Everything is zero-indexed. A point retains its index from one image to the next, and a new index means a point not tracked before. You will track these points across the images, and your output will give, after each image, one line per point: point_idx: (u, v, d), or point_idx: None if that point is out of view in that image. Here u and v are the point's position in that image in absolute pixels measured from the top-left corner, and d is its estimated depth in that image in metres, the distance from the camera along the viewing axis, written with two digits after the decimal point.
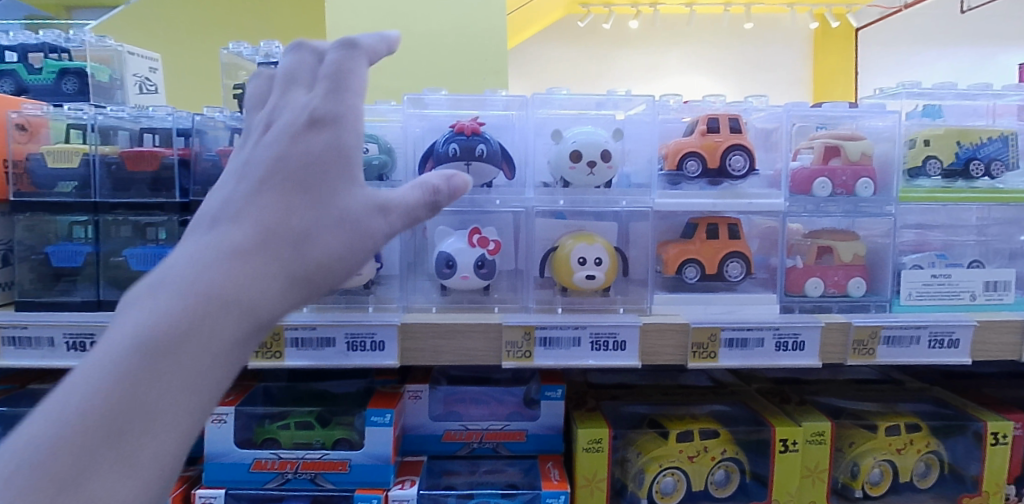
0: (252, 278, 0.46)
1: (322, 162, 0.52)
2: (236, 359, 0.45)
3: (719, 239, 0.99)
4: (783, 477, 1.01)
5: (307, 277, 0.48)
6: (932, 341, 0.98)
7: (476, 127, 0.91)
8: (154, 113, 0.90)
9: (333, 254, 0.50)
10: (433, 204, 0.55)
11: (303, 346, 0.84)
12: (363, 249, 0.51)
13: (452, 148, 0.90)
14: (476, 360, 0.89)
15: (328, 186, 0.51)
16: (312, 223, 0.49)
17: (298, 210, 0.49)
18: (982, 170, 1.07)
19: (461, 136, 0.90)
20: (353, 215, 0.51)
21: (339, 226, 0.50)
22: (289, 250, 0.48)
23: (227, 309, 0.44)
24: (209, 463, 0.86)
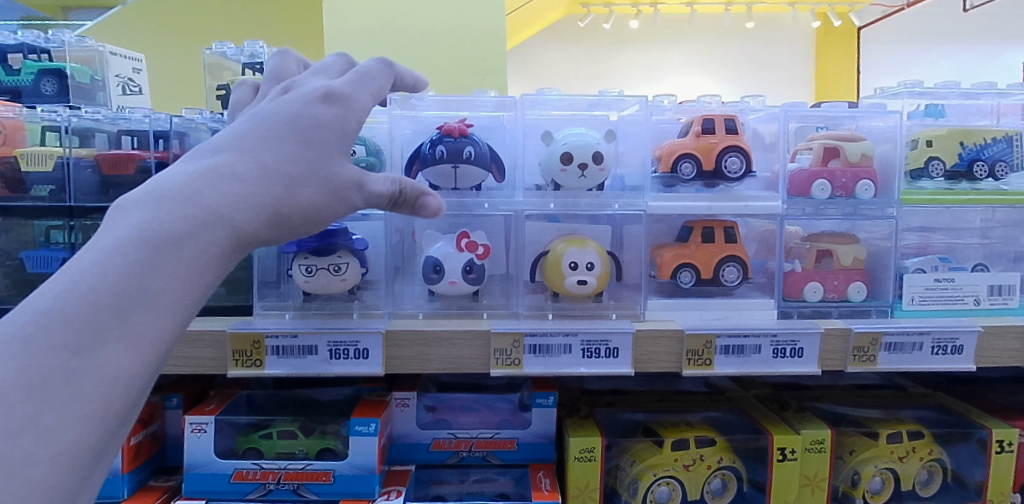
0: (253, 200, 0.51)
1: (328, 126, 0.59)
2: (217, 275, 0.50)
3: (715, 242, 0.97)
4: (781, 487, 0.98)
5: (297, 210, 0.55)
6: (935, 347, 0.95)
7: (464, 129, 0.89)
8: (130, 114, 0.89)
9: (319, 199, 0.57)
10: (407, 201, 0.65)
11: (284, 354, 0.82)
12: (340, 209, 0.59)
13: (439, 150, 0.87)
14: (464, 368, 0.86)
15: (327, 147, 0.58)
16: (308, 171, 0.56)
17: (300, 159, 0.56)
18: (986, 171, 1.05)
19: (448, 138, 0.88)
20: (343, 179, 0.59)
21: (330, 183, 0.57)
22: (285, 187, 0.54)
23: (225, 223, 0.49)
24: (189, 474, 0.84)
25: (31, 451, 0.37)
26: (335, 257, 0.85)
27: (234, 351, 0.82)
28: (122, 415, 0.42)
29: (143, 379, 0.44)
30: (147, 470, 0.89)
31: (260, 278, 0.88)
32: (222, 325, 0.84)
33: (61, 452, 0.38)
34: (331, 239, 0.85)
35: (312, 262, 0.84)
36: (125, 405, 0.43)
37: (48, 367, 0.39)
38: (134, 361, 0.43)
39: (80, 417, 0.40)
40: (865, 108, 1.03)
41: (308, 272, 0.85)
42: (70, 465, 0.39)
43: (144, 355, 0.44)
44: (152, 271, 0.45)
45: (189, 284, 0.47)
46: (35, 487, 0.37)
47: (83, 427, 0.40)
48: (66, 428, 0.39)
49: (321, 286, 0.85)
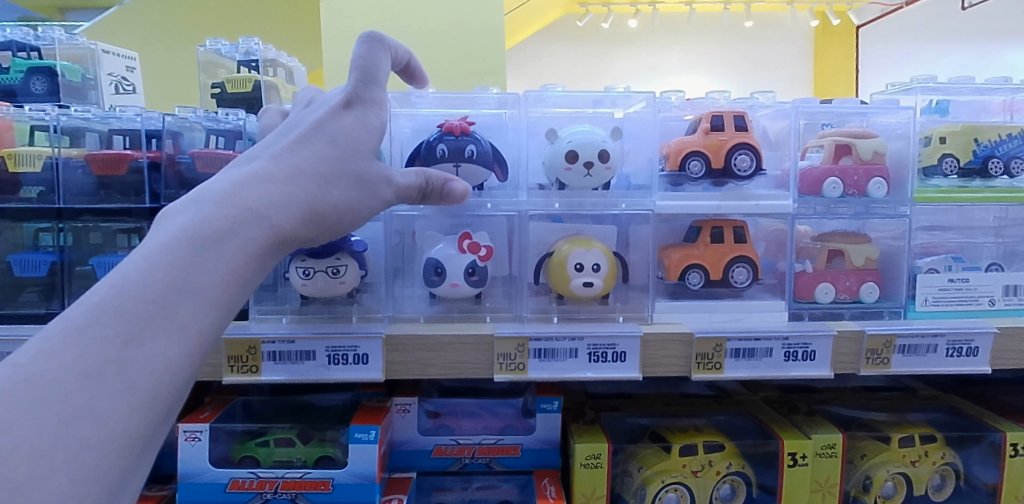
0: (287, 200, 0.55)
1: (353, 131, 0.62)
2: (257, 273, 0.53)
3: (724, 243, 0.94)
4: (792, 493, 0.95)
5: (328, 211, 0.58)
6: (950, 349, 0.93)
7: (466, 126, 0.86)
8: (122, 113, 0.85)
9: (349, 199, 0.60)
10: (432, 193, 0.69)
11: (281, 360, 0.79)
12: (368, 208, 0.63)
13: (440, 149, 0.85)
14: (467, 373, 0.84)
15: (354, 150, 0.61)
16: (336, 173, 0.59)
17: (329, 161, 0.59)
18: (1001, 168, 1.02)
19: (450, 136, 0.85)
20: (370, 179, 0.62)
21: (358, 184, 0.61)
22: (317, 186, 0.57)
23: (262, 221, 0.52)
24: (184, 483, 0.81)
25: (86, 436, 0.40)
26: (334, 259, 0.82)
27: (228, 357, 0.79)
28: (168, 404, 0.45)
29: (189, 369, 0.47)
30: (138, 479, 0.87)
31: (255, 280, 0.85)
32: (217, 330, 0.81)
33: (115, 436, 0.41)
34: (329, 240, 0.82)
35: (309, 264, 0.82)
36: (173, 393, 0.46)
37: (102, 357, 0.42)
38: (180, 351, 0.46)
39: (130, 404, 0.42)
40: (877, 103, 1.00)
41: (306, 275, 0.82)
42: (121, 449, 0.42)
43: (190, 344, 0.46)
44: (196, 267, 0.48)
45: (231, 279, 0.50)
46: (90, 470, 0.40)
47: (132, 414, 0.42)
48: (117, 414, 0.42)
49: (319, 290, 0.83)
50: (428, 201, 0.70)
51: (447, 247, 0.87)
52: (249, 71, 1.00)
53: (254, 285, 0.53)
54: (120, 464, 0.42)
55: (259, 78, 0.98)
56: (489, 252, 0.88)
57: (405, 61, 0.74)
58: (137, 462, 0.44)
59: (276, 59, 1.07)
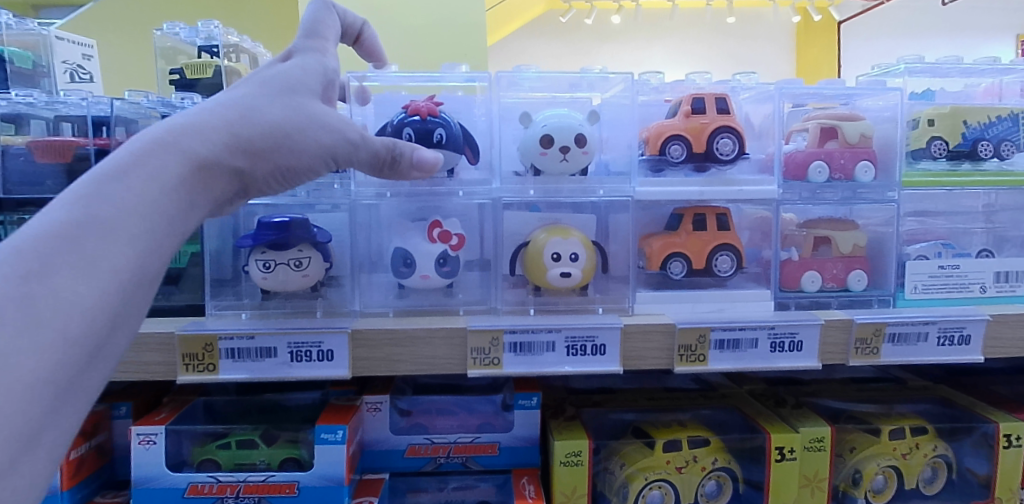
0: (207, 129, 0.51)
1: (286, 71, 0.59)
2: (185, 204, 0.49)
3: (707, 230, 0.91)
4: (780, 488, 0.92)
5: (262, 138, 0.53)
6: (941, 338, 0.90)
7: (434, 108, 0.82)
8: (67, 97, 0.81)
9: (288, 124, 0.56)
10: (401, 155, 0.65)
11: (240, 357, 0.75)
12: (317, 142, 0.57)
13: (406, 133, 0.80)
14: (439, 369, 0.80)
15: (285, 82, 0.58)
16: (265, 105, 0.55)
17: (254, 94, 0.56)
18: (991, 150, 0.99)
19: (416, 119, 0.81)
20: (310, 107, 0.58)
21: (294, 114, 0.56)
22: (245, 112, 0.54)
23: (175, 151, 0.49)
24: (139, 489, 0.77)
25: None
26: (295, 252, 0.79)
27: (183, 355, 0.75)
28: (83, 344, 0.42)
29: (105, 305, 0.43)
30: (92, 486, 0.83)
31: (213, 274, 0.82)
32: (171, 327, 0.77)
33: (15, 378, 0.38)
34: (289, 232, 0.78)
35: (269, 256, 0.78)
36: (96, 330, 0.43)
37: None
38: (89, 286, 0.42)
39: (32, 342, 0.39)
40: (864, 85, 0.97)
41: (265, 267, 0.79)
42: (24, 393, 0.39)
43: (102, 278, 0.43)
44: (101, 199, 0.45)
45: (146, 210, 0.46)
46: None
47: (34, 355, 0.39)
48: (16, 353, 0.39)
49: (281, 283, 0.79)
50: (401, 172, 0.66)
51: (416, 236, 0.83)
52: (210, 56, 0.96)
53: (188, 220, 0.50)
54: (30, 409, 0.39)
55: (219, 63, 0.94)
56: (461, 241, 0.84)
57: (356, 25, 0.76)
58: (57, 407, 0.41)
59: (239, 44, 1.03)
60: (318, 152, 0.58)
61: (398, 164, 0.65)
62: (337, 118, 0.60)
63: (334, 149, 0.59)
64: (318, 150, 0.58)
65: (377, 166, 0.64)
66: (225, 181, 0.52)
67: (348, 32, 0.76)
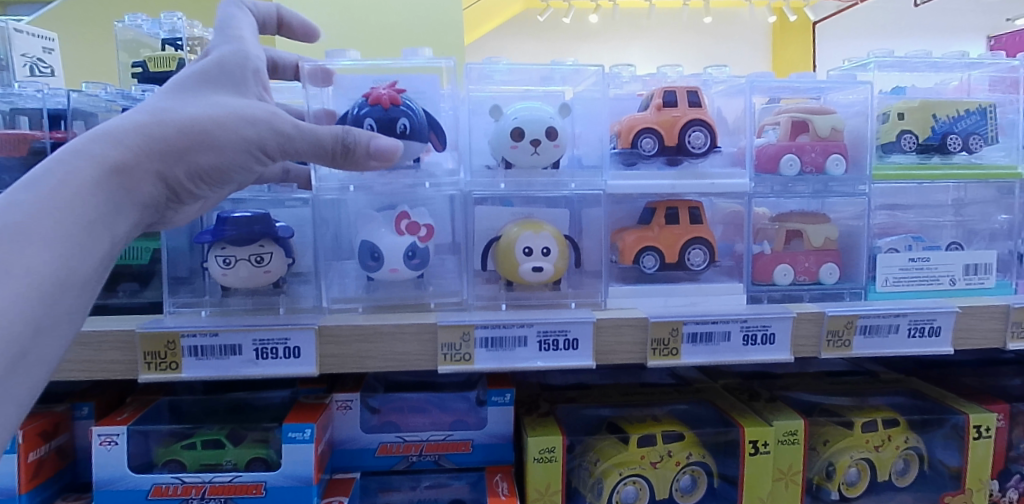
0: (120, 131, 0.54)
1: (206, 70, 0.61)
2: (105, 204, 0.53)
3: (680, 224, 0.90)
4: (754, 482, 0.92)
5: (176, 135, 0.56)
6: (911, 330, 0.90)
7: (395, 96, 0.79)
8: (22, 89, 0.79)
9: (204, 118, 0.57)
10: (348, 145, 0.63)
11: (204, 355, 0.74)
12: (239, 133, 0.59)
13: (367, 123, 0.78)
14: (409, 365, 0.79)
15: (199, 81, 0.60)
16: (179, 104, 0.58)
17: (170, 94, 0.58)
18: (959, 144, 1.00)
19: (378, 109, 0.78)
20: (227, 100, 0.60)
21: (209, 109, 0.58)
22: (155, 114, 0.56)
23: (87, 155, 0.52)
24: (100, 491, 0.75)
25: None
26: (255, 247, 0.77)
27: (145, 353, 0.73)
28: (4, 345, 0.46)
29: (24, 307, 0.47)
30: (53, 489, 0.80)
31: (168, 272, 0.80)
32: (132, 325, 0.75)
33: None
34: (251, 227, 0.77)
35: (230, 252, 0.77)
36: (17, 334, 0.47)
37: None
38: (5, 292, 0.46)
39: None
40: (834, 79, 0.98)
41: (226, 263, 0.77)
42: None
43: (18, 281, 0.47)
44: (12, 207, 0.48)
45: (63, 211, 0.50)
46: None
47: None
48: None
49: (241, 279, 0.77)
50: (356, 162, 0.65)
51: (382, 228, 0.81)
52: (175, 49, 0.94)
53: (106, 221, 0.53)
54: None
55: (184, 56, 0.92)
56: (428, 233, 0.83)
57: (272, 15, 0.76)
58: None
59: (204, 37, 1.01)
60: (241, 143, 0.59)
61: (345, 155, 0.64)
62: (261, 109, 0.60)
63: (261, 139, 0.60)
64: (241, 141, 0.59)
65: (323, 158, 0.64)
66: (145, 179, 0.55)
67: (264, 23, 0.76)
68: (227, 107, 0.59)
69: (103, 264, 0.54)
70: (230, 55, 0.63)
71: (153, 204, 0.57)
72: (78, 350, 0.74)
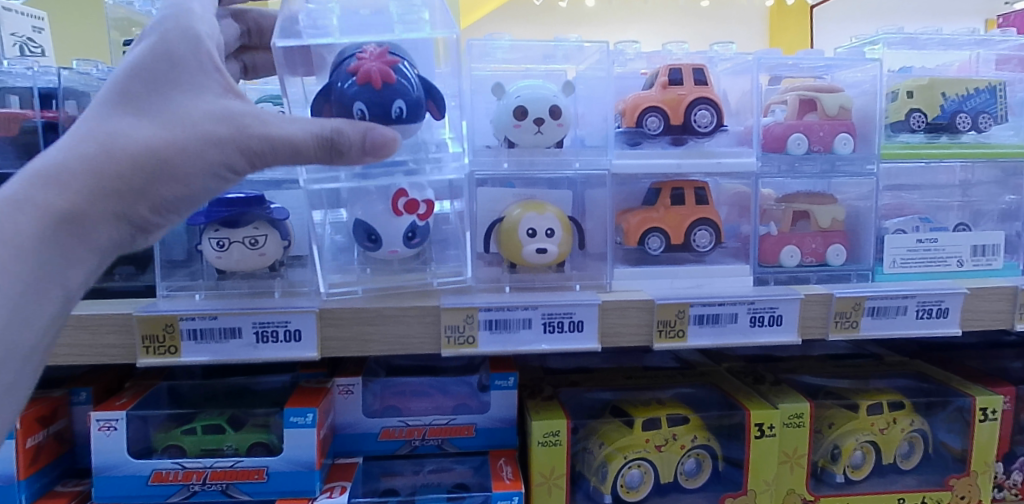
0: (70, 168, 0.53)
1: (149, 71, 0.56)
2: (66, 250, 0.53)
3: (686, 205, 0.89)
4: (760, 465, 0.91)
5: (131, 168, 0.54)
6: (920, 311, 0.89)
7: (387, 72, 0.71)
8: (11, 67, 0.78)
9: (149, 144, 0.55)
10: (333, 145, 0.59)
11: (203, 339, 0.72)
12: (199, 157, 0.57)
13: (357, 108, 0.71)
14: (412, 349, 0.77)
15: (144, 94, 0.56)
16: (130, 125, 0.55)
17: (117, 112, 0.55)
18: (969, 124, 0.98)
19: (370, 90, 0.71)
20: (176, 112, 0.56)
21: (162, 130, 0.55)
22: (99, 146, 0.54)
23: (39, 202, 0.51)
24: (100, 477, 0.74)
25: None
26: (250, 229, 0.76)
27: (143, 337, 0.72)
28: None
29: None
30: (52, 475, 0.79)
31: (163, 255, 0.79)
32: (129, 309, 0.74)
33: None
34: (245, 207, 0.76)
35: (224, 235, 0.75)
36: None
37: None
38: None
39: None
40: (843, 56, 0.96)
41: (219, 247, 0.75)
42: None
43: None
44: None
45: (24, 270, 0.51)
46: None
47: None
48: None
49: (236, 262, 0.76)
50: (344, 159, 0.61)
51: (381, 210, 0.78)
52: None
53: (57, 269, 0.53)
54: None
55: None
56: (428, 208, 0.80)
57: None
58: None
59: None
60: (205, 166, 0.57)
61: (332, 156, 0.60)
62: (220, 119, 0.57)
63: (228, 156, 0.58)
64: (203, 163, 0.57)
65: (305, 159, 0.60)
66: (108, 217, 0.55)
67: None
68: (178, 124, 0.56)
69: (60, 310, 0.54)
70: (178, 51, 0.58)
71: (125, 234, 0.57)
72: (71, 333, 0.72)
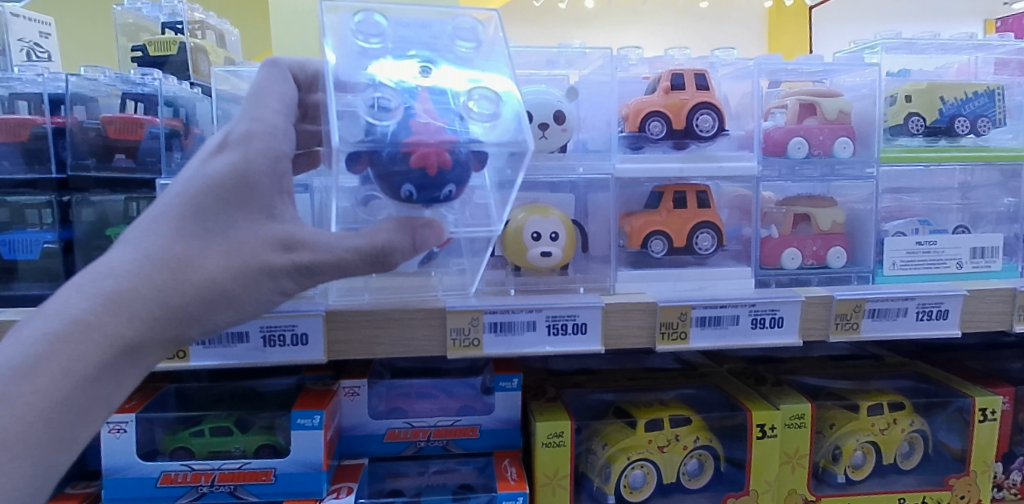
0: (141, 296, 0.49)
1: (229, 183, 0.53)
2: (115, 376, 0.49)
3: (687, 208, 0.90)
4: (762, 466, 0.92)
5: (197, 297, 0.51)
6: (919, 313, 0.90)
7: (445, 156, 0.60)
8: (22, 74, 0.78)
9: (224, 272, 0.52)
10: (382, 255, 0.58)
11: (211, 342, 0.73)
12: (256, 285, 0.54)
13: (405, 190, 0.61)
14: (418, 351, 0.78)
15: (225, 212, 0.53)
16: (196, 250, 0.51)
17: (185, 229, 0.51)
18: (967, 127, 1.00)
19: (423, 175, 0.60)
20: (255, 241, 0.54)
21: (232, 259, 0.52)
22: (172, 271, 0.50)
23: (111, 333, 0.48)
24: (109, 480, 0.75)
25: None
26: None
27: None
28: None
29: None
30: (60, 478, 0.80)
31: None
32: None
33: None
34: None
35: None
36: None
37: None
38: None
39: None
40: (842, 61, 0.97)
41: None
42: None
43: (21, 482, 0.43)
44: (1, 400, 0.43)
45: (64, 410, 0.46)
46: None
47: None
48: None
49: None
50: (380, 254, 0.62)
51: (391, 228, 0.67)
52: (174, 33, 0.93)
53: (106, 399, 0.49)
54: None
55: (184, 40, 0.92)
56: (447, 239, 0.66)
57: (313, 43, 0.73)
58: None
59: (204, 21, 1.01)
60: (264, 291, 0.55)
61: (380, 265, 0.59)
62: (279, 246, 0.54)
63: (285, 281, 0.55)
64: (263, 292, 0.54)
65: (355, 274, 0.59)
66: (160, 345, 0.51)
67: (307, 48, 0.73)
68: (254, 251, 0.53)
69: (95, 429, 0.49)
70: (252, 168, 0.55)
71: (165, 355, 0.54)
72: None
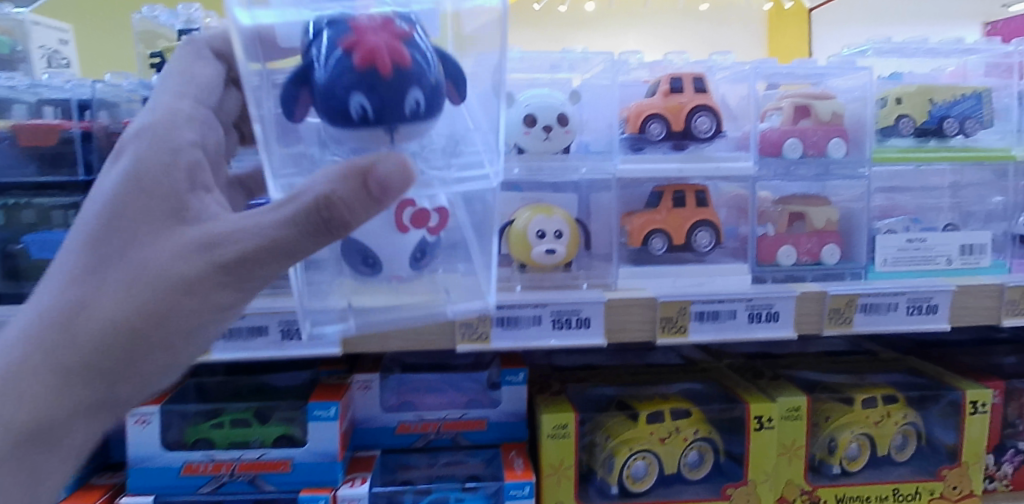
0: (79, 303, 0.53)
1: (126, 198, 0.54)
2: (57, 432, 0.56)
3: (687, 207, 0.93)
4: (759, 456, 0.96)
5: (128, 292, 0.53)
6: (910, 307, 0.94)
7: (394, 50, 0.50)
8: (49, 80, 0.81)
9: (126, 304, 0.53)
10: (319, 221, 0.49)
11: (232, 337, 0.76)
12: (175, 301, 0.53)
13: (356, 105, 0.50)
14: (428, 345, 0.81)
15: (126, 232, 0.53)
16: (91, 284, 0.53)
17: (99, 228, 0.53)
18: (955, 127, 1.03)
19: (376, 83, 0.50)
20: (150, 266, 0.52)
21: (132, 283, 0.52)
22: (77, 301, 0.53)
23: (60, 346, 0.53)
24: (133, 470, 0.78)
25: None
26: None
27: None
28: None
29: None
30: (86, 468, 0.84)
31: None
32: None
33: None
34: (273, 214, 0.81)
35: None
36: None
37: None
38: None
39: None
40: (836, 64, 1.00)
41: None
42: None
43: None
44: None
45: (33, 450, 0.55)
46: None
47: None
48: None
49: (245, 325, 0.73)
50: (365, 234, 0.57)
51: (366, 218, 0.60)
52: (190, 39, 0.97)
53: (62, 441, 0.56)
54: None
55: None
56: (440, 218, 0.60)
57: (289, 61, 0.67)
58: None
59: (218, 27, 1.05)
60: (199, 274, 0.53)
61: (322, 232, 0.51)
62: (195, 250, 0.53)
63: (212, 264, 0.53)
64: (185, 308, 0.54)
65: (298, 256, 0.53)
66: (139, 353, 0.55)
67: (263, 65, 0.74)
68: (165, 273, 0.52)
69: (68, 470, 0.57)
70: (139, 173, 0.54)
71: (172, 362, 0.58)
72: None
